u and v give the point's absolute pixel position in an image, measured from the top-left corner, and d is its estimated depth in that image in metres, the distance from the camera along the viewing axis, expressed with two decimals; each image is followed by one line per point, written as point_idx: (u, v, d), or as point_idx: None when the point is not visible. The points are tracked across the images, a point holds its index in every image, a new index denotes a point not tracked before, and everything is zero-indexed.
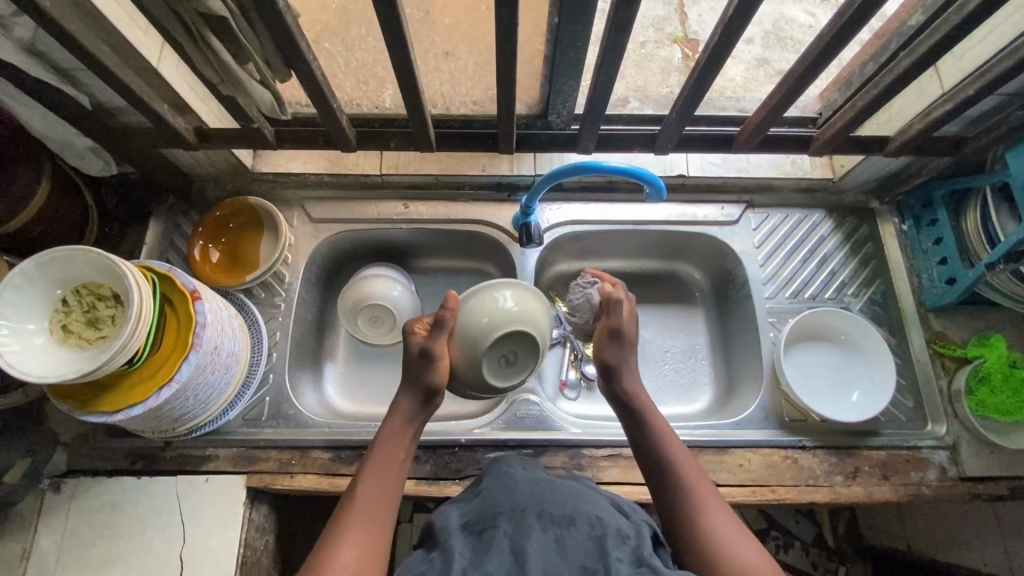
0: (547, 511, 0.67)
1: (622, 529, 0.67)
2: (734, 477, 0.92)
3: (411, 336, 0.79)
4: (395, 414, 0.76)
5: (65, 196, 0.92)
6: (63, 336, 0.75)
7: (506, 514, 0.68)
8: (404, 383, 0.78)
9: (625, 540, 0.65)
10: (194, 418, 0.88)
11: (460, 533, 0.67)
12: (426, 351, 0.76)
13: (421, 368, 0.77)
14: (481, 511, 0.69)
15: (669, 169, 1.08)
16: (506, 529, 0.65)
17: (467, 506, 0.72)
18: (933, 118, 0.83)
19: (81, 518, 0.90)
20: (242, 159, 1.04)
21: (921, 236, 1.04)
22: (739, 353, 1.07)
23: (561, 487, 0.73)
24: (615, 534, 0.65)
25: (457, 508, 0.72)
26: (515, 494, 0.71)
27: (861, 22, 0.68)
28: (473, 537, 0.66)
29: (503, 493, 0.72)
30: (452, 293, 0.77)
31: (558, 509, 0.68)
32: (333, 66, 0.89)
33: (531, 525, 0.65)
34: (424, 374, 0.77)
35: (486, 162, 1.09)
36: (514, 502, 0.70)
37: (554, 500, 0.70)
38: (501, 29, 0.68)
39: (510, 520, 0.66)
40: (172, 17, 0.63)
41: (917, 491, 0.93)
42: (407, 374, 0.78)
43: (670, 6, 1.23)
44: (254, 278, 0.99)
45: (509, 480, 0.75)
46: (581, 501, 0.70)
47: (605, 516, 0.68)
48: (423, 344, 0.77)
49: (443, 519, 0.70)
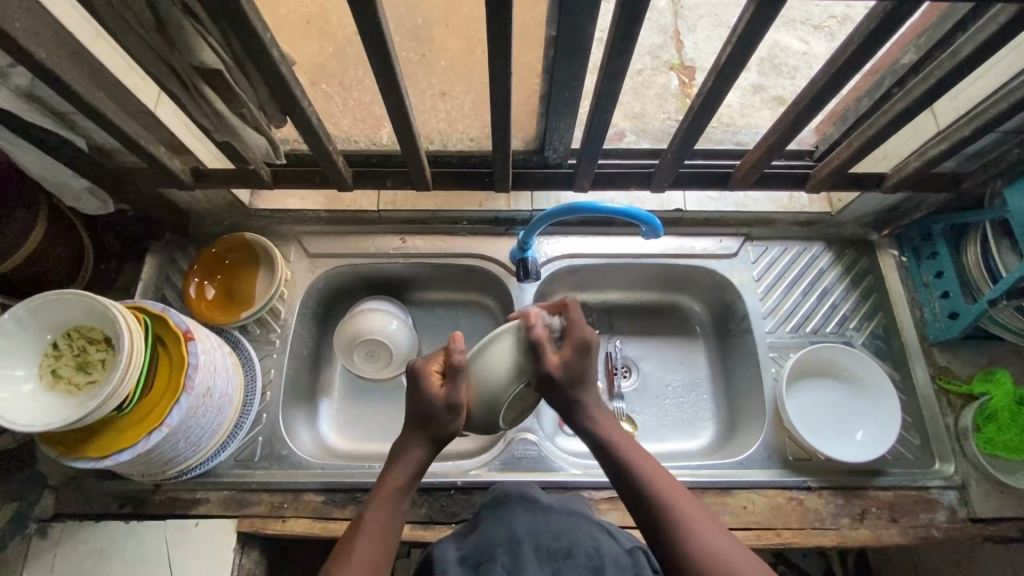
0: (545, 544, 0.67)
1: (619, 558, 0.67)
2: (737, 520, 0.90)
3: (427, 381, 0.73)
4: (404, 460, 0.73)
5: (62, 236, 0.92)
6: (53, 382, 0.74)
7: (503, 546, 0.67)
8: (416, 426, 0.73)
9: (623, 569, 0.65)
10: (184, 460, 0.86)
11: (457, 567, 0.65)
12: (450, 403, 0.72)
13: (442, 420, 0.73)
14: (477, 543, 0.68)
15: (666, 204, 1.09)
16: (503, 560, 0.64)
17: (463, 539, 0.71)
18: (930, 157, 0.83)
19: (66, 565, 0.87)
20: (239, 197, 1.04)
21: (922, 269, 1.03)
22: (742, 389, 1.05)
23: (556, 515, 0.72)
24: (613, 564, 0.65)
25: (454, 540, 0.71)
26: (510, 524, 0.70)
27: (854, 68, 0.68)
28: (470, 570, 0.65)
29: (498, 525, 0.71)
30: (458, 335, 0.74)
31: (554, 541, 0.68)
32: (330, 105, 0.89)
33: (528, 558, 0.65)
34: (444, 425, 0.73)
35: (483, 197, 1.10)
36: (510, 533, 0.69)
37: (550, 531, 0.69)
38: (497, 74, 0.69)
39: (507, 552, 0.66)
40: (167, 70, 0.64)
41: (926, 533, 0.90)
42: (423, 420, 0.73)
43: (666, 34, 1.24)
44: (250, 315, 0.98)
45: (503, 509, 0.74)
46: (578, 530, 0.70)
47: (602, 545, 0.68)
48: (448, 395, 0.72)
49: (439, 549, 0.69)
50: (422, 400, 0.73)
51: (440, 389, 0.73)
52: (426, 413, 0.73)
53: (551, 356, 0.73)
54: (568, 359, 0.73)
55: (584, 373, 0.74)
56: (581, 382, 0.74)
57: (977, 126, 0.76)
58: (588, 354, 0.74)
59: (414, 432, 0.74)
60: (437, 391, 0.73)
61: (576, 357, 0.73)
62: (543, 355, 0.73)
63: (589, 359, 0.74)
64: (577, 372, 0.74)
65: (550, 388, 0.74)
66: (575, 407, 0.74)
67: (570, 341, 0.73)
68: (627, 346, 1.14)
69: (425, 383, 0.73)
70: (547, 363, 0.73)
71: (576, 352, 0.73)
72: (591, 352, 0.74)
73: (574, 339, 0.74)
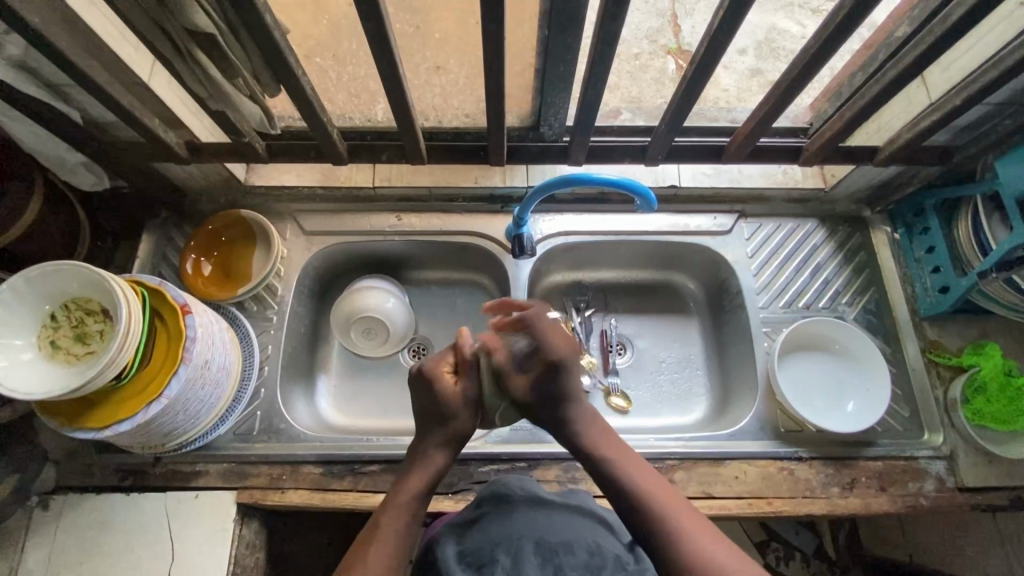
0: (546, 540, 0.67)
1: (621, 556, 0.68)
2: (730, 489, 0.91)
3: (439, 380, 0.72)
4: (424, 467, 0.71)
5: (58, 211, 0.92)
6: (51, 352, 0.75)
7: (504, 545, 0.67)
8: (435, 428, 0.72)
9: (625, 566, 0.67)
10: (183, 433, 0.87)
11: (458, 565, 0.66)
12: (467, 396, 0.72)
13: (461, 417, 0.72)
14: (479, 541, 0.68)
15: (661, 179, 1.09)
16: (504, 561, 0.64)
17: (463, 535, 0.71)
18: (921, 129, 0.84)
19: (69, 535, 0.89)
20: (234, 173, 1.04)
21: (914, 245, 1.04)
22: (736, 363, 1.06)
23: (558, 513, 0.73)
24: (612, 562, 0.66)
25: (454, 536, 0.72)
26: (511, 522, 0.71)
27: (845, 35, 0.69)
28: (470, 570, 0.64)
29: (498, 521, 0.71)
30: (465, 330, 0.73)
31: (556, 536, 0.68)
32: (325, 80, 0.88)
33: (529, 556, 0.65)
34: (461, 422, 0.72)
35: (479, 173, 1.09)
36: (511, 530, 0.69)
37: (552, 528, 0.70)
38: (490, 43, 0.69)
39: (507, 552, 0.66)
40: (161, 35, 0.64)
41: (914, 501, 0.92)
42: (440, 421, 0.72)
43: (664, 17, 1.23)
44: (247, 291, 0.99)
45: (504, 505, 0.75)
46: (578, 528, 0.71)
47: (604, 543, 0.70)
48: (461, 390, 0.71)
49: (439, 548, 0.69)
50: (436, 400, 0.72)
51: (454, 387, 0.72)
52: (440, 414, 0.72)
53: (519, 379, 0.72)
54: (538, 381, 0.72)
55: (563, 391, 0.72)
56: (564, 398, 0.73)
57: (967, 95, 0.76)
58: (557, 376, 0.71)
59: (433, 436, 0.72)
60: (453, 390, 0.72)
61: (546, 378, 0.71)
62: (509, 381, 0.72)
63: (566, 375, 0.72)
64: (555, 392, 0.72)
65: (531, 410, 0.74)
66: (562, 422, 0.73)
67: (539, 360, 0.71)
68: (622, 324, 1.15)
69: (436, 381, 0.72)
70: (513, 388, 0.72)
71: (540, 376, 0.71)
72: (562, 371, 0.72)
73: (541, 361, 0.71)
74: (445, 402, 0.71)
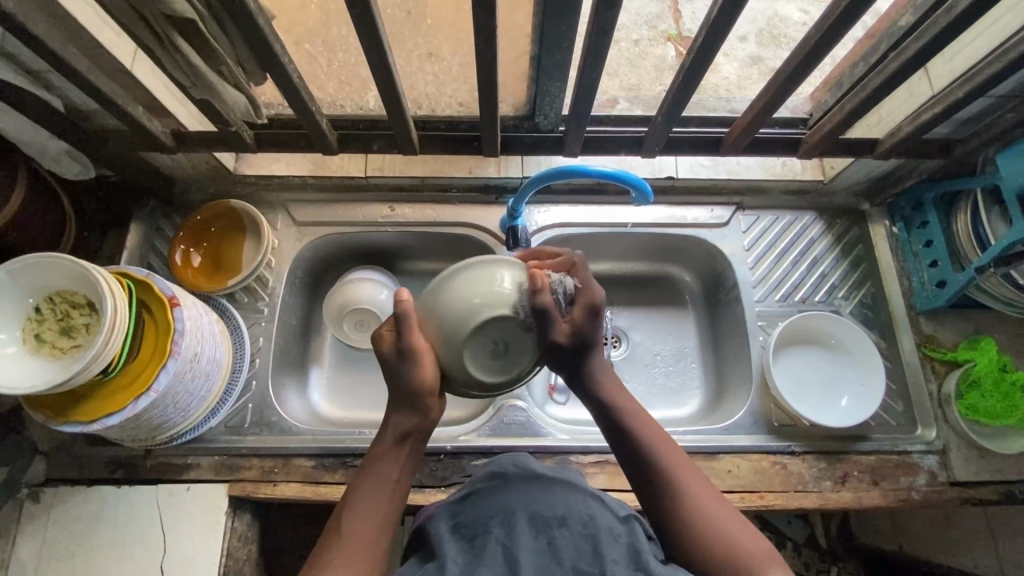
0: (539, 513, 0.63)
1: (613, 527, 0.63)
2: (723, 484, 0.91)
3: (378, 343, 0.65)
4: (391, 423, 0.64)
5: (41, 200, 0.90)
6: (36, 346, 0.74)
7: (498, 518, 0.63)
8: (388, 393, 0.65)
9: (618, 538, 0.61)
10: (174, 426, 0.87)
11: (450, 537, 0.63)
12: (403, 355, 0.63)
13: (402, 374, 0.63)
14: (473, 514, 0.65)
15: (658, 171, 1.06)
16: (497, 533, 0.61)
17: (457, 507, 0.68)
18: (921, 122, 0.82)
19: (59, 528, 0.88)
20: (223, 162, 1.01)
21: (912, 239, 1.03)
22: (730, 356, 1.06)
23: (553, 485, 0.68)
24: (607, 533, 0.61)
25: (447, 511, 0.68)
26: (508, 495, 0.67)
27: (847, 23, 0.67)
28: (464, 541, 0.62)
29: (493, 494, 0.68)
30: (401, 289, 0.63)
31: (549, 509, 0.64)
32: (314, 67, 0.86)
33: (523, 528, 0.61)
34: (408, 380, 0.63)
35: (472, 163, 1.07)
36: (505, 504, 0.65)
37: (545, 500, 0.65)
38: (481, 33, 0.67)
39: (501, 525, 0.62)
40: (137, 19, 0.62)
41: (906, 495, 0.92)
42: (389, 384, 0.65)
43: (664, 3, 1.21)
44: (237, 282, 0.97)
45: (500, 480, 0.71)
46: (572, 499, 0.66)
47: (598, 514, 0.64)
48: (396, 348, 0.63)
49: (432, 523, 0.66)
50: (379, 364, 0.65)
51: (388, 348, 0.64)
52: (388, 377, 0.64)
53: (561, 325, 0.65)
54: (578, 324, 0.66)
55: (595, 337, 0.68)
56: (591, 346, 0.69)
57: (969, 88, 0.75)
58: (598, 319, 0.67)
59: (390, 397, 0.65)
60: (386, 351, 0.64)
61: (583, 324, 0.67)
62: (551, 322, 0.64)
63: (598, 322, 0.68)
64: (589, 339, 0.67)
65: (560, 356, 0.68)
66: (584, 374, 0.70)
67: (580, 302, 0.66)
68: (616, 316, 1.14)
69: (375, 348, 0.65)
70: (557, 330, 0.65)
71: (587, 317, 0.66)
72: (599, 317, 0.67)
73: (581, 302, 0.66)
74: (387, 365, 0.64)
